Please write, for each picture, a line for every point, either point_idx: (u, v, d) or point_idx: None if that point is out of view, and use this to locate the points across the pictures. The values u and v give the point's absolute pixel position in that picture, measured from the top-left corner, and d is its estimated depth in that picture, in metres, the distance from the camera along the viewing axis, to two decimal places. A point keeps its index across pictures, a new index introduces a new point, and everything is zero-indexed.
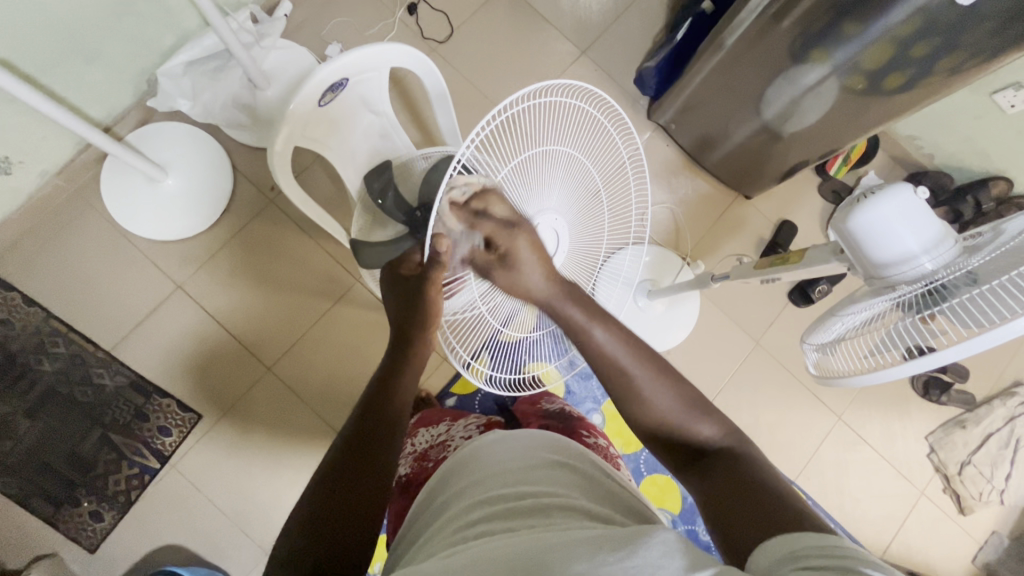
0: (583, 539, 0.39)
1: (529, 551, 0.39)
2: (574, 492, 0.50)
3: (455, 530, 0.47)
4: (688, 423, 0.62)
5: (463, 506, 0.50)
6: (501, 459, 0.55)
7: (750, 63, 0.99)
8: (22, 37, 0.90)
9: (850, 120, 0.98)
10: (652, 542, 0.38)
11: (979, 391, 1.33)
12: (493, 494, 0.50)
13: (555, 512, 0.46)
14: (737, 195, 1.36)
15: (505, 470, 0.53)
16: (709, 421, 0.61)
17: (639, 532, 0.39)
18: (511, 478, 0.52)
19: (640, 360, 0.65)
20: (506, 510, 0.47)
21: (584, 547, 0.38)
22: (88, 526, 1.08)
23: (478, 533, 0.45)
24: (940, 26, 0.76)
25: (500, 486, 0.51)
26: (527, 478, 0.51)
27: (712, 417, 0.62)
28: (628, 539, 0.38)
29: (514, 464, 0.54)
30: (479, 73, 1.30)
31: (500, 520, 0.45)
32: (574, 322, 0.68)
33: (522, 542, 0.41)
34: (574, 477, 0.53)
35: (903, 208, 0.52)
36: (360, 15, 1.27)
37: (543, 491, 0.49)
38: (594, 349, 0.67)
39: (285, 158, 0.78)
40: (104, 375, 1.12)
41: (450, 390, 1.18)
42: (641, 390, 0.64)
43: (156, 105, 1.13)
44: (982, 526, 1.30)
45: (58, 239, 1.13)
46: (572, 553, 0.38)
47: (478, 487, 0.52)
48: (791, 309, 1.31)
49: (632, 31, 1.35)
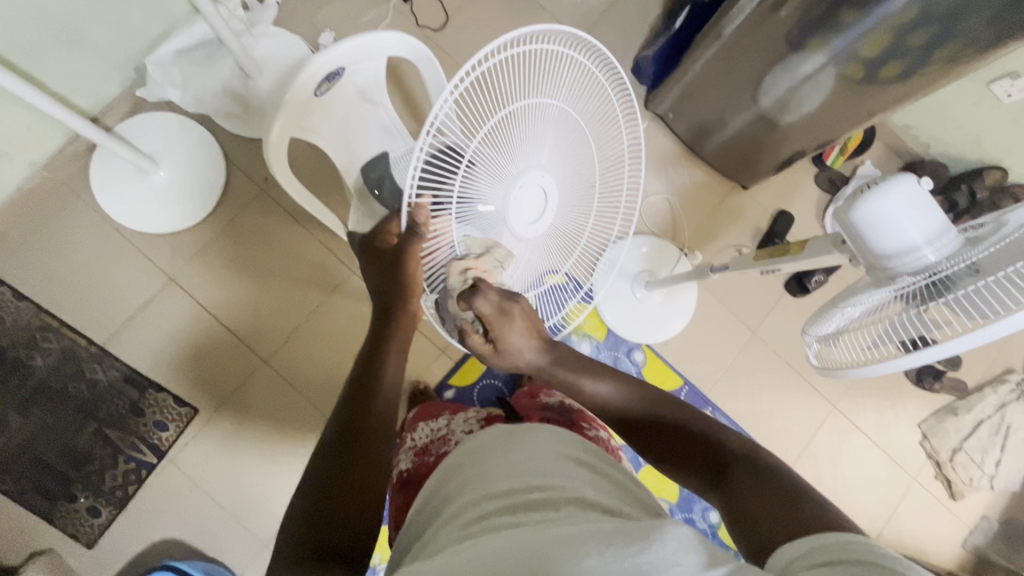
0: (594, 534, 0.39)
1: (541, 545, 0.39)
2: (580, 484, 0.50)
3: (463, 525, 0.47)
4: (692, 441, 0.63)
5: (470, 501, 0.50)
6: (505, 454, 0.55)
7: (749, 51, 0.99)
8: (5, 24, 0.88)
9: (848, 110, 0.98)
10: (664, 538, 0.38)
11: (971, 378, 1.35)
12: (499, 487, 0.50)
13: (562, 505, 0.46)
14: (734, 185, 1.36)
15: (510, 464, 0.53)
16: (726, 432, 0.62)
17: (649, 525, 0.39)
18: (516, 471, 0.52)
19: (631, 394, 0.68)
20: (513, 503, 0.47)
21: (595, 542, 0.38)
22: (85, 522, 1.08)
23: (487, 528, 0.45)
24: (938, 14, 0.76)
25: (506, 478, 0.51)
26: (532, 470, 0.51)
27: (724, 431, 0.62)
28: (638, 533, 0.39)
29: (518, 457, 0.54)
30: (473, 61, 1.28)
31: (508, 514, 0.46)
32: (564, 380, 0.70)
33: (532, 535, 0.41)
34: (579, 469, 0.53)
35: (908, 199, 0.52)
36: (353, 2, 1.25)
37: (550, 484, 0.49)
38: (590, 400, 0.69)
39: (281, 148, 0.77)
40: (97, 370, 1.11)
41: (448, 381, 1.17)
42: (611, 396, 0.69)
43: (144, 94, 1.12)
44: (972, 511, 1.32)
45: (46, 232, 1.11)
46: (583, 548, 0.38)
47: (485, 480, 0.52)
48: (788, 299, 1.31)
49: (630, 18, 1.34)
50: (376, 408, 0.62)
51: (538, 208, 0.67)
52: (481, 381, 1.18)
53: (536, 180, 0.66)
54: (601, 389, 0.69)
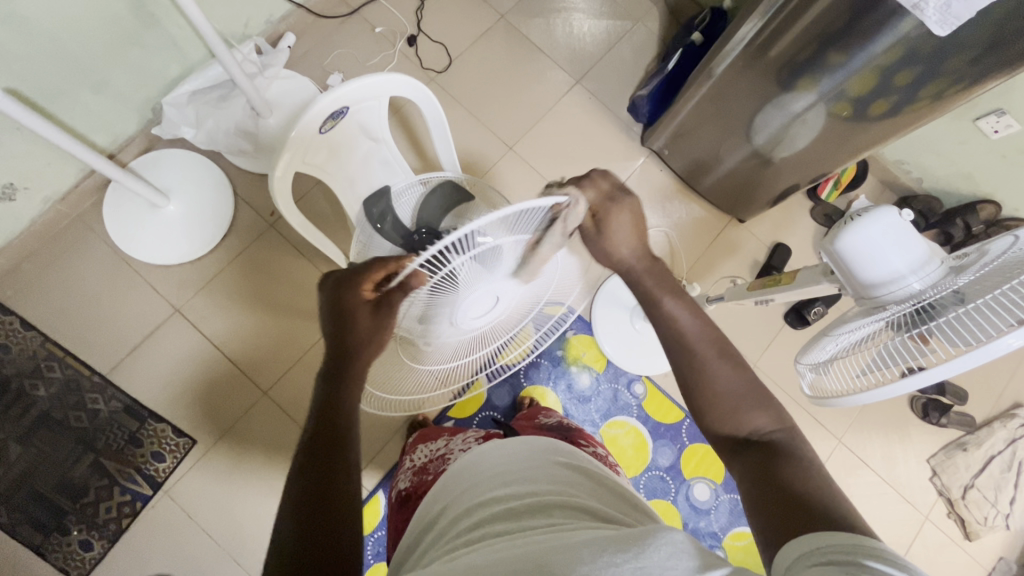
0: (584, 540, 0.39)
1: (531, 552, 0.39)
2: (574, 491, 0.51)
3: (457, 533, 0.48)
4: (738, 408, 0.58)
5: (468, 507, 0.50)
6: (504, 461, 0.56)
7: (740, 90, 1.03)
8: (30, 67, 0.93)
9: (838, 146, 1.00)
10: (659, 544, 0.38)
11: (979, 413, 1.33)
12: (494, 495, 0.51)
13: (558, 509, 0.47)
14: (730, 218, 1.38)
15: (508, 472, 0.54)
16: (762, 412, 0.58)
17: (646, 531, 0.39)
18: (510, 479, 0.53)
19: (710, 329, 0.61)
20: (509, 510, 0.47)
21: (588, 546, 0.38)
22: (76, 556, 1.06)
23: (480, 536, 0.45)
24: (922, 54, 0.79)
25: (500, 486, 0.52)
26: (531, 477, 0.52)
27: (765, 408, 0.58)
28: (635, 540, 0.38)
29: (518, 463, 0.55)
30: (474, 101, 1.34)
31: (502, 521, 0.46)
32: (645, 292, 0.62)
33: (523, 544, 0.41)
34: (578, 476, 0.54)
35: (890, 230, 0.55)
36: (362, 47, 1.31)
37: (548, 490, 0.50)
38: (665, 320, 0.62)
39: (286, 183, 0.79)
40: (99, 400, 1.12)
41: (447, 413, 1.17)
42: (707, 365, 0.59)
43: (160, 132, 1.17)
44: (988, 553, 1.27)
45: (58, 265, 1.14)
46: (578, 551, 0.38)
47: (482, 487, 0.53)
48: (788, 331, 1.31)
49: (625, 60, 1.40)
50: (332, 433, 0.58)
51: (485, 309, 0.68)
52: (481, 413, 1.18)
53: (490, 296, 0.64)
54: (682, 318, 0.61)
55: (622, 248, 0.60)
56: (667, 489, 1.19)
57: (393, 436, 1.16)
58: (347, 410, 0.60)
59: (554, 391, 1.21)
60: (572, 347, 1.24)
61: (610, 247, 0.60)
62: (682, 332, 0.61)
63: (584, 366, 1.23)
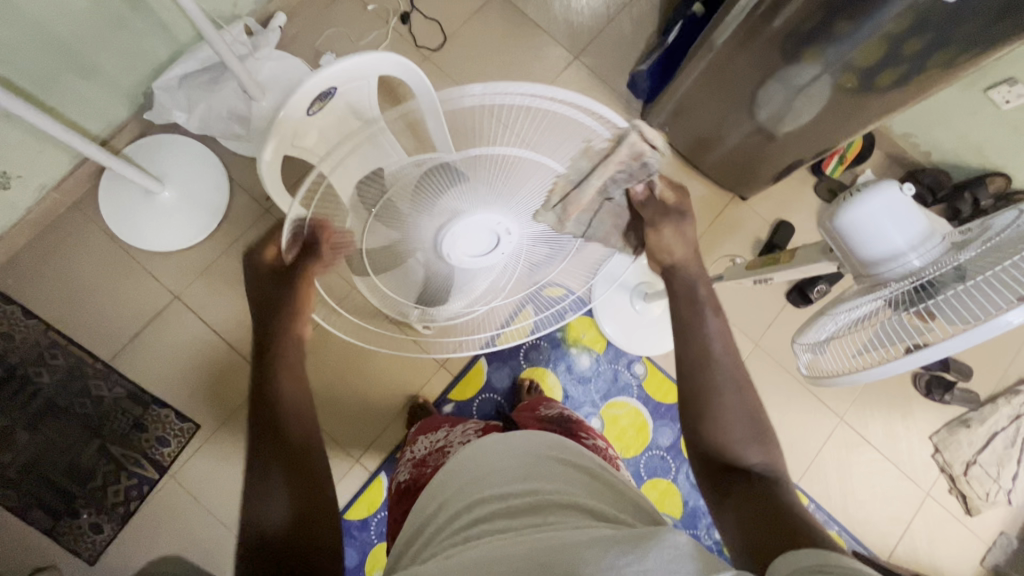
0: (585, 539, 0.40)
1: (533, 551, 0.40)
2: (575, 490, 0.51)
3: (458, 528, 0.49)
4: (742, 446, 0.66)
5: (466, 504, 0.51)
6: (499, 458, 0.56)
7: (743, 63, 1.00)
8: (17, 53, 0.92)
9: (843, 120, 0.98)
10: (664, 546, 0.38)
11: (983, 390, 1.32)
12: (491, 492, 0.51)
13: (559, 510, 0.47)
14: (732, 196, 1.36)
15: (502, 469, 0.54)
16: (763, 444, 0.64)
17: (649, 531, 0.39)
18: (509, 475, 0.53)
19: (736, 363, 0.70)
20: (507, 509, 0.48)
21: (589, 547, 0.39)
22: (87, 538, 1.08)
23: (478, 534, 0.46)
24: (932, 21, 0.76)
25: (500, 483, 0.52)
26: (529, 476, 0.52)
27: (764, 447, 0.66)
28: (640, 540, 0.39)
29: (512, 462, 0.55)
30: (470, 79, 1.31)
31: (501, 520, 0.46)
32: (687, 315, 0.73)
33: (522, 542, 0.41)
34: (577, 472, 0.55)
35: (891, 206, 0.53)
36: (354, 25, 1.28)
37: (547, 489, 0.50)
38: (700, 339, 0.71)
39: (276, 166, 0.77)
40: (102, 386, 1.13)
41: (447, 396, 1.18)
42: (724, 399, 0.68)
43: (152, 117, 1.15)
44: (989, 528, 1.27)
45: (56, 253, 1.14)
46: (581, 553, 0.38)
47: (481, 483, 0.53)
48: (791, 309, 1.30)
49: (625, 34, 1.36)
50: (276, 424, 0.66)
51: (483, 247, 0.65)
52: (481, 396, 1.18)
53: (490, 223, 0.63)
54: (714, 329, 0.72)
55: (668, 250, 0.73)
56: (667, 468, 1.19)
57: (394, 419, 1.16)
58: (282, 398, 0.67)
59: (554, 373, 1.21)
60: (572, 329, 1.23)
61: (664, 240, 0.72)
62: (707, 350, 0.70)
63: (584, 348, 1.22)
